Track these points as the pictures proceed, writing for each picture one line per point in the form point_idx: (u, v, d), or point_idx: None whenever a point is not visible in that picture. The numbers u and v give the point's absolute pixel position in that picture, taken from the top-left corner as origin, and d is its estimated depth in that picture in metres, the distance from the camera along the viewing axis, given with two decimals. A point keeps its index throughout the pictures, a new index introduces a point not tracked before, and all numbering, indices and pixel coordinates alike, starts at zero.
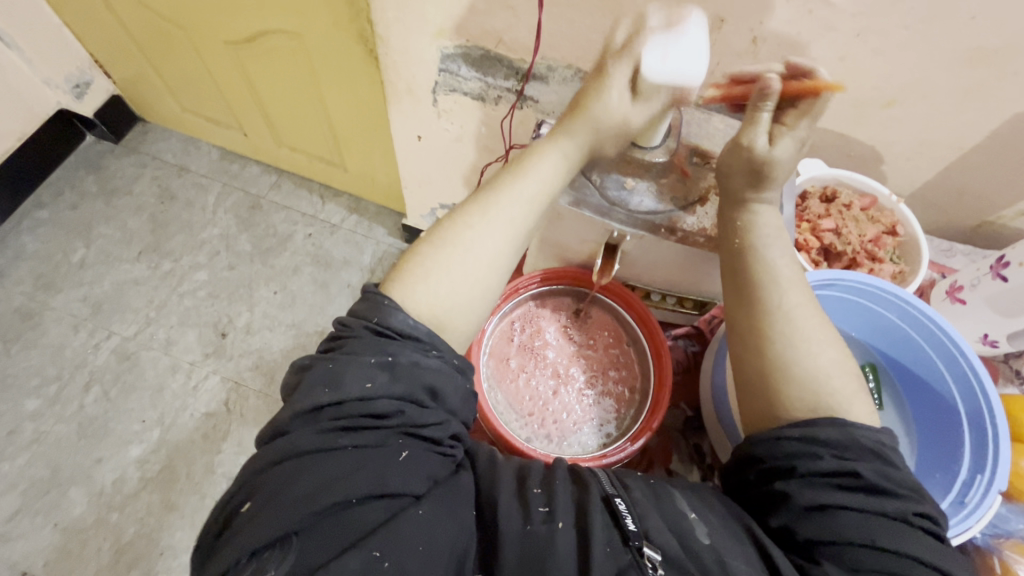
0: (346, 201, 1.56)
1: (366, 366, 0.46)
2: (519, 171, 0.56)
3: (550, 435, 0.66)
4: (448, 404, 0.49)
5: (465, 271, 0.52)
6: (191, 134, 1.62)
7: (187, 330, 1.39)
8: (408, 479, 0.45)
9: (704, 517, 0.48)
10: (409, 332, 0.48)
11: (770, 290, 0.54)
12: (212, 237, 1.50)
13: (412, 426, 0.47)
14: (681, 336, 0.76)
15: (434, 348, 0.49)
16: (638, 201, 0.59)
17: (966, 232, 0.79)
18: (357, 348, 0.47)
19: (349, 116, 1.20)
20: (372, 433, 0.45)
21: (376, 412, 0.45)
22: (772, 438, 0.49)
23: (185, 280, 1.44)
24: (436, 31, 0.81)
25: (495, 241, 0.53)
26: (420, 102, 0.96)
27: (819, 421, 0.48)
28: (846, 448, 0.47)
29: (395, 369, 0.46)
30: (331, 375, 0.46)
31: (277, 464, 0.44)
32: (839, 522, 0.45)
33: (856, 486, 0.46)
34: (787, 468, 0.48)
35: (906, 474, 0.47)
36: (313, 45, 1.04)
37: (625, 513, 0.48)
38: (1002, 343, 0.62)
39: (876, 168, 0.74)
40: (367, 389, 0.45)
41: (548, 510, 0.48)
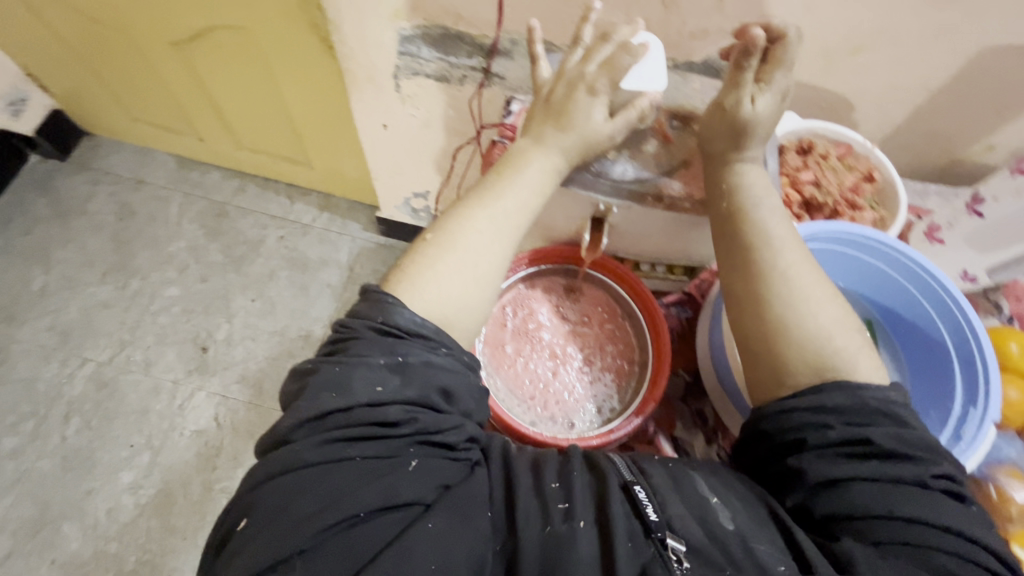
0: (316, 199, 1.51)
1: (376, 368, 0.46)
2: (514, 173, 0.55)
3: (554, 416, 0.65)
4: (462, 406, 0.49)
5: (470, 270, 0.52)
6: (144, 144, 1.54)
7: (165, 348, 1.34)
8: (419, 488, 0.44)
9: (728, 501, 0.49)
10: (417, 330, 0.48)
11: (767, 252, 0.54)
12: (180, 250, 1.44)
13: (426, 433, 0.46)
14: (673, 303, 0.76)
15: (443, 346, 0.49)
16: (621, 170, 0.58)
17: (937, 171, 0.80)
18: (365, 350, 0.47)
19: (309, 111, 1.16)
20: (384, 443, 0.44)
21: (387, 419, 0.44)
22: (780, 410, 0.50)
23: (157, 298, 1.39)
24: (393, 13, 0.78)
25: (498, 242, 0.53)
26: (383, 89, 0.93)
27: (824, 387, 0.49)
28: (857, 415, 0.48)
29: (406, 372, 0.46)
30: (339, 380, 0.45)
31: (282, 477, 0.43)
32: (856, 495, 0.46)
33: (870, 454, 0.47)
34: (800, 441, 0.49)
35: (919, 436, 0.48)
36: (263, 39, 0.99)
37: (644, 502, 0.48)
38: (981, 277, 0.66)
39: (845, 116, 0.75)
40: (377, 394, 0.45)
41: (566, 506, 0.48)
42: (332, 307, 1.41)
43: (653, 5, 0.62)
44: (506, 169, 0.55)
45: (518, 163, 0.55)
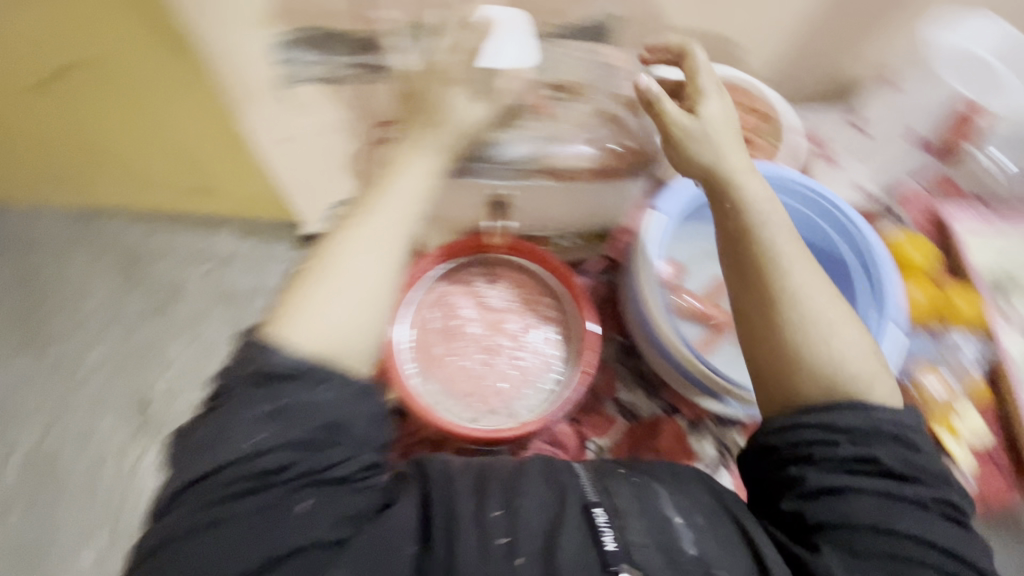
0: (234, 226, 1.42)
1: (256, 420, 0.56)
2: (371, 213, 0.67)
3: (496, 406, 0.78)
4: (354, 436, 0.59)
5: (350, 297, 0.63)
6: (26, 203, 1.40)
7: (101, 415, 1.25)
8: (311, 526, 0.55)
9: (691, 522, 0.62)
10: (292, 373, 0.57)
11: (785, 279, 0.65)
12: (95, 308, 1.34)
13: (313, 475, 0.57)
14: (599, 268, 0.93)
15: (320, 383, 0.58)
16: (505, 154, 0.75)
17: None
18: (241, 404, 0.56)
19: (201, 138, 1.08)
20: (270, 487, 0.55)
21: (272, 464, 0.55)
22: (791, 424, 0.63)
23: (80, 363, 1.29)
24: (259, 19, 0.72)
25: (371, 270, 0.64)
26: (270, 102, 0.88)
27: (840, 404, 0.62)
28: (864, 440, 0.61)
29: (286, 420, 0.56)
30: (223, 434, 0.55)
31: (184, 534, 0.53)
32: (844, 506, 0.60)
33: (871, 470, 0.60)
34: (807, 457, 0.62)
35: (921, 457, 0.62)
36: (130, 70, 0.91)
37: (603, 530, 0.59)
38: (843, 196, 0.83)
39: (732, 53, 0.76)
40: (258, 445, 0.55)
41: (507, 542, 0.58)
42: None
43: None
44: (369, 208, 0.67)
45: (388, 189, 0.68)
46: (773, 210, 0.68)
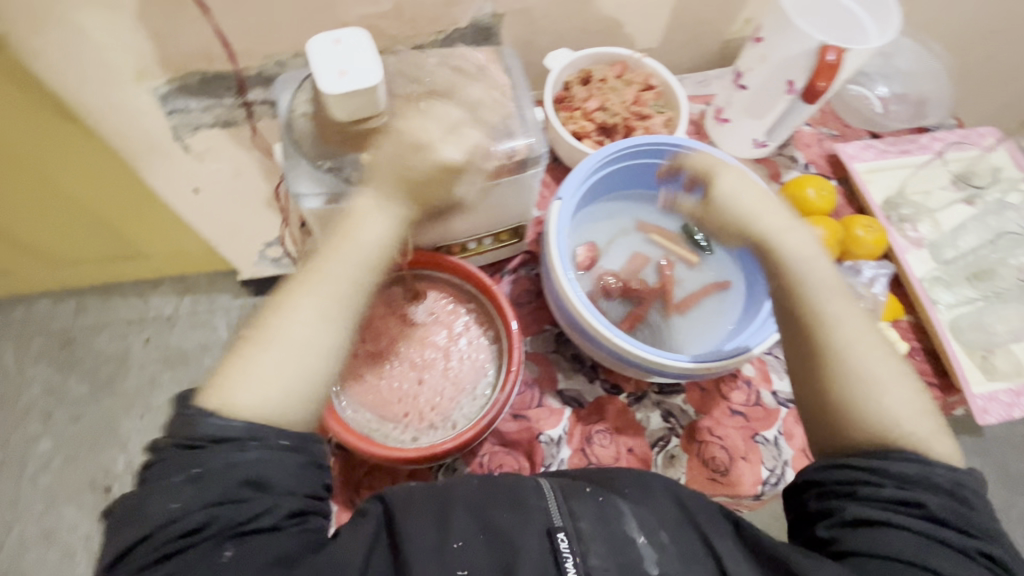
0: (169, 286, 1.38)
1: (170, 486, 0.38)
2: (338, 257, 0.44)
3: (433, 424, 0.56)
4: (282, 489, 0.40)
5: (297, 361, 0.41)
6: None
7: (62, 508, 1.19)
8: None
9: (655, 539, 0.46)
10: (221, 435, 0.39)
11: (830, 329, 0.49)
12: (35, 399, 1.27)
13: (239, 525, 0.38)
14: (520, 266, 0.64)
15: (251, 438, 0.39)
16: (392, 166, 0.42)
17: (718, 54, 0.85)
18: (160, 471, 0.39)
19: (109, 203, 1.03)
20: (186, 557, 0.36)
21: (184, 531, 0.37)
22: (833, 463, 0.45)
23: (29, 459, 1.23)
24: (135, 73, 0.69)
25: (326, 326, 0.42)
26: (170, 155, 0.85)
27: (890, 452, 0.44)
28: (920, 483, 0.42)
29: (204, 479, 0.38)
30: (135, 506, 0.38)
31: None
32: (886, 539, 0.41)
33: (924, 517, 0.41)
34: (848, 493, 0.43)
35: (984, 515, 0.42)
36: (14, 144, 0.86)
37: (566, 555, 0.44)
38: (768, 141, 0.67)
39: (618, 30, 0.78)
40: (172, 510, 0.37)
41: (470, 569, 0.43)
42: None
43: None
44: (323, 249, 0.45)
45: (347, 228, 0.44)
46: (822, 267, 0.53)
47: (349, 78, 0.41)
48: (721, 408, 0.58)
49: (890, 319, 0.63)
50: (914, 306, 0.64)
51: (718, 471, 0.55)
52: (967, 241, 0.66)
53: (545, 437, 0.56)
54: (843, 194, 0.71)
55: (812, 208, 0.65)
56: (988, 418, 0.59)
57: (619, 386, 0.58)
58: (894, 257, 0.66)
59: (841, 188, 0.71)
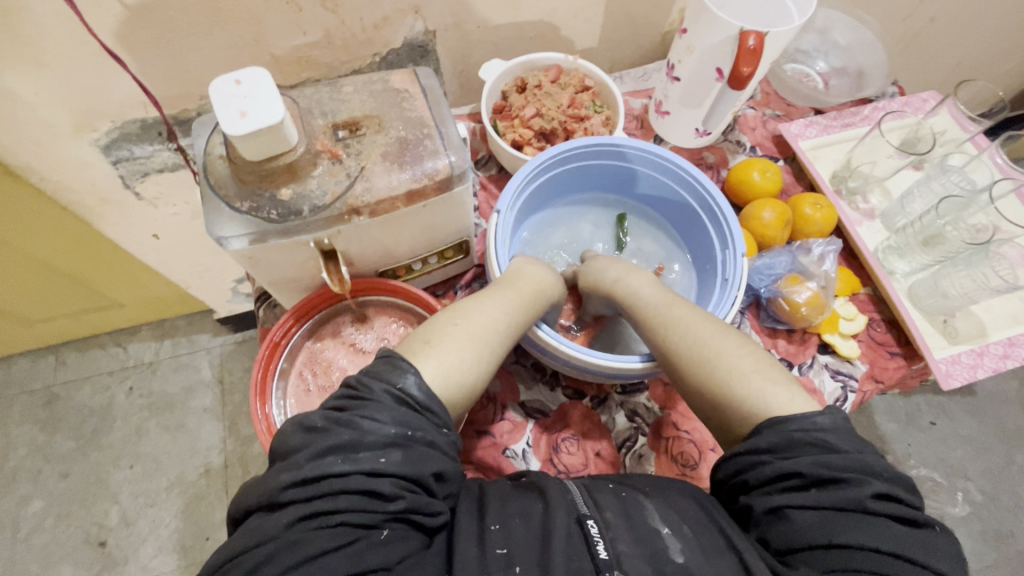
0: (148, 332, 1.37)
1: (382, 437, 0.42)
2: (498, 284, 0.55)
3: None
4: (448, 489, 0.45)
5: (474, 350, 0.49)
6: None
7: (58, 568, 1.17)
8: (390, 560, 0.40)
9: (680, 531, 0.45)
10: (428, 406, 0.45)
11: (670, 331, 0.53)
12: (22, 460, 1.26)
13: (410, 510, 0.42)
14: (473, 280, 0.61)
15: (446, 427, 0.46)
16: (309, 201, 0.42)
17: (656, 48, 0.86)
18: (374, 413, 0.43)
19: (72, 258, 1.02)
20: (367, 515, 0.40)
21: (379, 491, 0.40)
22: (726, 458, 0.47)
23: (21, 522, 1.21)
24: (72, 126, 0.69)
25: (494, 322, 0.51)
26: (123, 204, 0.84)
27: (758, 427, 0.46)
28: (789, 449, 0.44)
29: (409, 447, 0.42)
30: (347, 443, 0.41)
31: (249, 551, 0.39)
32: (793, 526, 0.42)
33: (807, 484, 0.42)
34: (742, 484, 0.45)
35: (854, 453, 0.43)
36: None
37: (596, 538, 0.43)
38: (710, 129, 0.67)
39: (554, 35, 0.78)
40: (379, 463, 0.41)
41: (506, 552, 0.43)
42: (220, 428, 1.30)
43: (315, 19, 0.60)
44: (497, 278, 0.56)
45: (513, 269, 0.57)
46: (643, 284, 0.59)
47: (249, 118, 0.37)
48: (685, 401, 0.58)
49: (847, 294, 0.63)
50: (871, 278, 0.65)
51: (688, 465, 0.55)
52: (915, 206, 0.66)
53: (510, 453, 0.55)
54: (790, 173, 0.71)
55: (758, 192, 0.65)
56: (953, 381, 0.59)
57: (582, 391, 0.58)
58: (845, 230, 0.66)
59: (789, 168, 0.71)
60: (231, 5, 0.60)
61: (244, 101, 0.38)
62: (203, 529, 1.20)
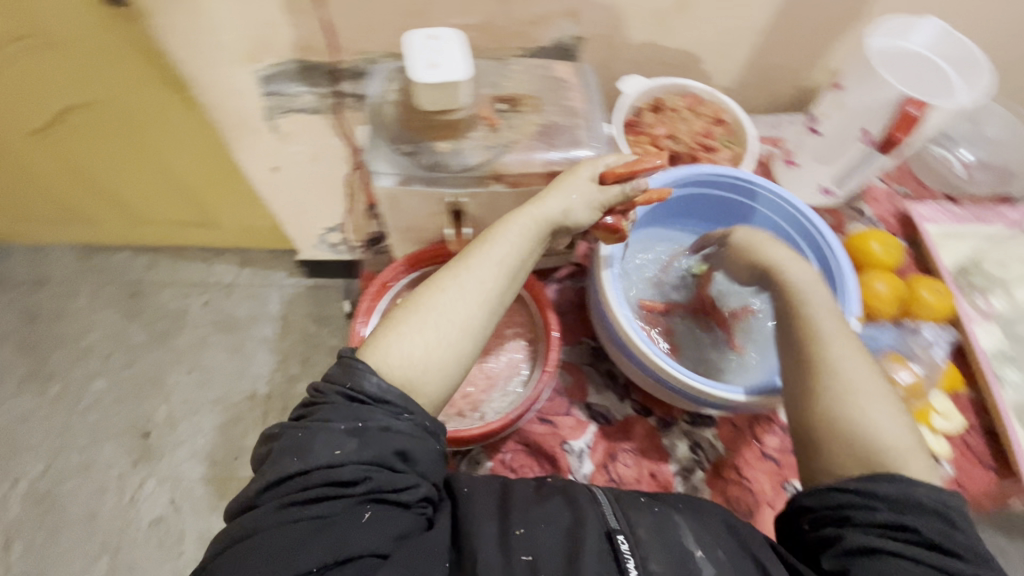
0: (233, 256, 1.47)
1: (335, 433, 0.43)
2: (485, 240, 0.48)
3: (462, 412, 0.54)
4: (421, 468, 0.45)
5: (437, 330, 0.46)
6: (37, 241, 1.44)
7: (102, 445, 1.27)
8: (374, 539, 0.41)
9: (713, 555, 0.46)
10: (381, 395, 0.44)
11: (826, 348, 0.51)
12: (99, 340, 1.37)
13: (382, 491, 0.43)
14: (566, 276, 0.64)
15: (407, 411, 0.44)
16: (457, 158, 0.46)
17: (791, 100, 0.86)
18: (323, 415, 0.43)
19: (196, 171, 1.11)
20: (339, 502, 0.41)
21: (344, 479, 0.41)
22: (825, 488, 0.46)
23: (83, 395, 1.31)
24: (244, 56, 0.75)
25: (472, 302, 0.46)
26: (258, 133, 0.92)
27: (879, 475, 0.45)
28: (908, 507, 0.44)
29: (365, 436, 0.43)
30: (299, 444, 0.43)
31: (232, 547, 0.41)
32: (886, 570, 0.42)
33: (915, 541, 0.42)
34: (843, 517, 0.45)
35: (974, 538, 0.43)
36: (125, 109, 0.95)
37: (627, 557, 0.45)
38: (835, 190, 0.67)
39: (695, 67, 0.79)
40: (337, 456, 0.42)
41: (531, 559, 0.44)
42: (272, 361, 1.37)
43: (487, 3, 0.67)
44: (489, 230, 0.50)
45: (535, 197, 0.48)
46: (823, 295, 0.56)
47: (434, 72, 0.41)
48: (753, 450, 0.57)
49: (947, 390, 0.60)
50: (976, 380, 0.61)
51: (741, 511, 0.54)
52: None
53: (567, 447, 0.55)
54: (910, 253, 0.68)
55: (876, 262, 0.63)
56: None
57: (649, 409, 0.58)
58: (960, 326, 0.62)
59: (909, 249, 0.69)
60: None
61: (438, 54, 0.42)
62: (234, 449, 1.26)
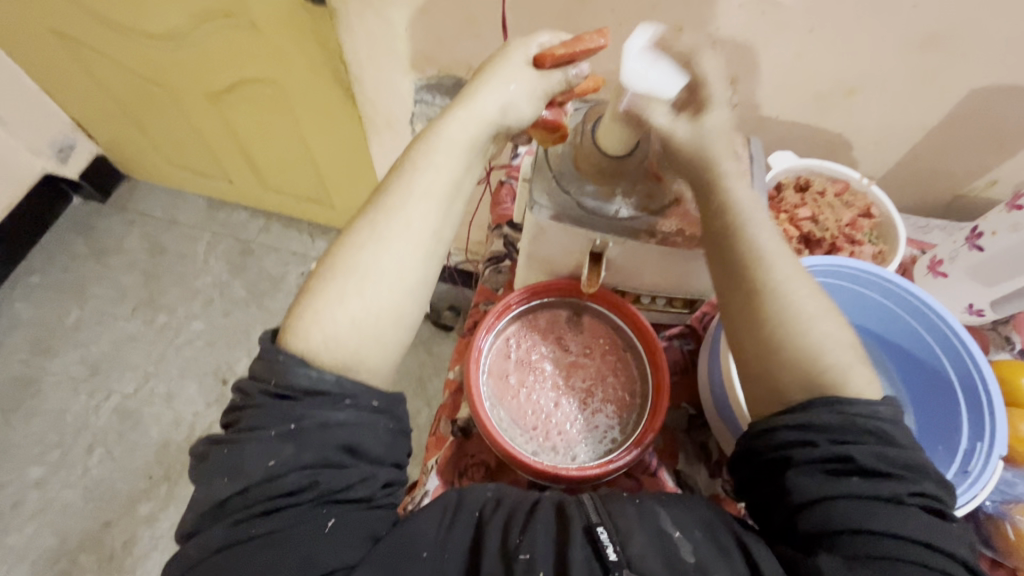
0: (336, 236, 1.57)
1: (268, 441, 0.43)
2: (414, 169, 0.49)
3: (556, 447, 0.55)
4: (372, 456, 0.45)
5: (365, 296, 0.47)
6: (177, 186, 1.61)
7: (187, 381, 1.38)
8: (340, 550, 0.42)
9: (691, 534, 0.45)
10: (315, 387, 0.44)
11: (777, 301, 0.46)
12: (206, 285, 1.50)
13: (333, 492, 0.44)
14: (676, 335, 0.65)
15: (346, 397, 0.45)
16: (615, 210, 0.53)
17: (942, 205, 0.81)
18: (253, 420, 0.44)
19: (328, 154, 1.21)
20: (292, 512, 0.42)
21: (288, 489, 0.42)
22: (767, 427, 0.44)
23: (182, 331, 1.44)
24: (409, 64, 0.81)
25: (409, 261, 0.48)
26: (399, 133, 0.98)
27: (812, 402, 0.43)
28: (843, 431, 0.42)
29: (301, 439, 0.43)
30: (231, 461, 0.43)
31: (192, 570, 0.42)
32: (836, 512, 0.40)
33: (852, 471, 0.41)
34: (784, 459, 0.43)
35: (909, 450, 0.42)
36: (289, 90, 1.05)
37: (606, 543, 0.44)
38: (988, 311, 0.62)
39: (844, 152, 0.77)
40: (273, 466, 0.42)
41: (529, 558, 0.44)
42: None
43: None
44: (407, 160, 0.50)
45: (467, 95, 0.50)
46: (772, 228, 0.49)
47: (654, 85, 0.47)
48: None
49: None
50: None
51: None
52: None
53: None
54: None
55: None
56: None
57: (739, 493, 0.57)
58: None
59: None
60: (587, 20, 0.67)
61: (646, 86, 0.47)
62: None
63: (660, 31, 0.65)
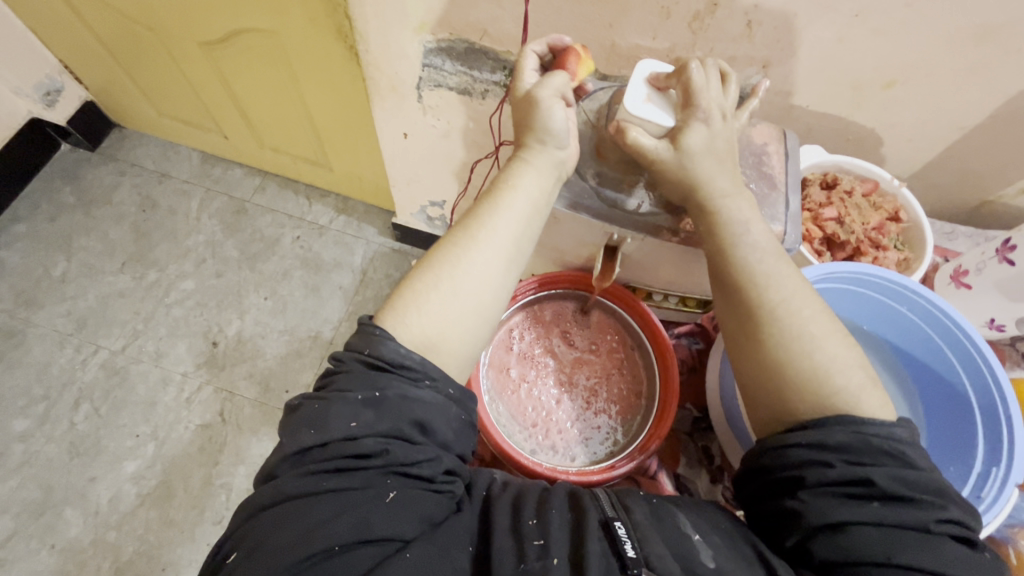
0: (334, 201, 1.52)
1: (353, 403, 0.40)
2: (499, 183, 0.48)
3: (555, 446, 0.54)
4: (441, 438, 0.42)
5: (450, 293, 0.44)
6: (170, 138, 1.55)
7: (176, 341, 1.35)
8: (397, 524, 0.39)
9: (709, 538, 0.43)
10: (403, 361, 0.42)
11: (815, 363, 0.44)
12: (198, 244, 1.45)
13: (401, 465, 0.40)
14: (684, 333, 0.64)
15: (427, 378, 0.42)
16: (636, 204, 0.50)
17: (967, 208, 0.78)
18: (350, 380, 0.41)
19: (329, 114, 1.15)
20: (358, 478, 0.39)
21: (361, 453, 0.39)
22: (778, 446, 0.43)
23: (172, 290, 1.40)
24: (417, 25, 0.76)
25: (491, 261, 0.45)
26: (404, 98, 0.91)
27: (826, 421, 0.42)
28: (861, 453, 0.40)
29: (382, 406, 0.40)
30: (315, 415, 0.41)
31: (247, 523, 0.39)
32: (855, 541, 0.39)
33: (870, 495, 0.39)
34: (797, 480, 0.41)
35: (928, 474, 0.40)
36: (288, 42, 0.98)
37: (623, 538, 0.42)
38: (1009, 327, 0.59)
39: (872, 147, 0.72)
40: (353, 428, 0.40)
41: (543, 543, 0.42)
42: (342, 310, 1.40)
43: (680, 30, 0.61)
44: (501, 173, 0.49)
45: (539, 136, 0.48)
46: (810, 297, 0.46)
47: None
48: None
49: None
50: None
51: None
52: None
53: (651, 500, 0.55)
54: None
55: None
56: None
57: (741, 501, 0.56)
58: None
59: None
60: None
61: None
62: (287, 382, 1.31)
63: (693, 6, 0.58)
